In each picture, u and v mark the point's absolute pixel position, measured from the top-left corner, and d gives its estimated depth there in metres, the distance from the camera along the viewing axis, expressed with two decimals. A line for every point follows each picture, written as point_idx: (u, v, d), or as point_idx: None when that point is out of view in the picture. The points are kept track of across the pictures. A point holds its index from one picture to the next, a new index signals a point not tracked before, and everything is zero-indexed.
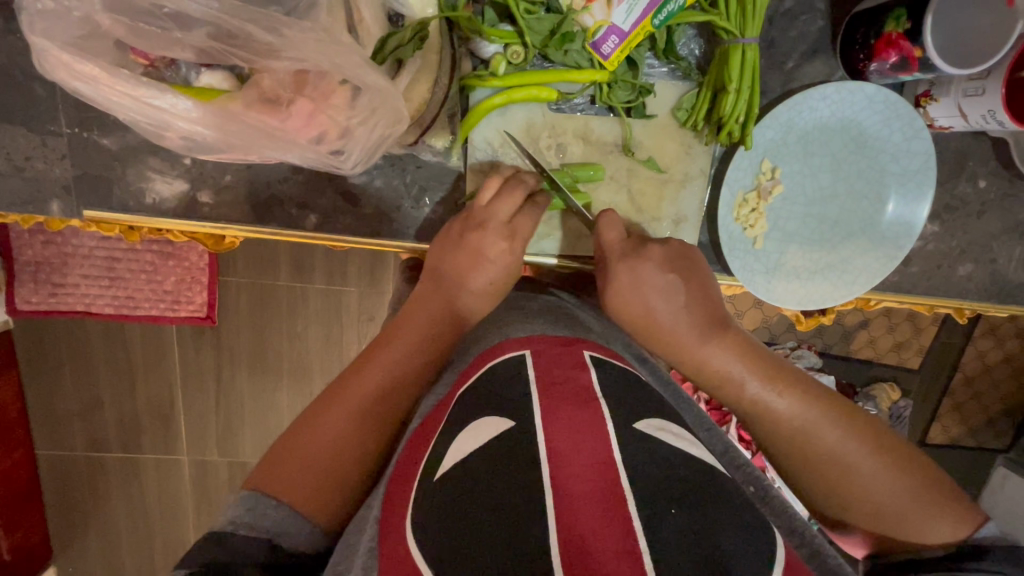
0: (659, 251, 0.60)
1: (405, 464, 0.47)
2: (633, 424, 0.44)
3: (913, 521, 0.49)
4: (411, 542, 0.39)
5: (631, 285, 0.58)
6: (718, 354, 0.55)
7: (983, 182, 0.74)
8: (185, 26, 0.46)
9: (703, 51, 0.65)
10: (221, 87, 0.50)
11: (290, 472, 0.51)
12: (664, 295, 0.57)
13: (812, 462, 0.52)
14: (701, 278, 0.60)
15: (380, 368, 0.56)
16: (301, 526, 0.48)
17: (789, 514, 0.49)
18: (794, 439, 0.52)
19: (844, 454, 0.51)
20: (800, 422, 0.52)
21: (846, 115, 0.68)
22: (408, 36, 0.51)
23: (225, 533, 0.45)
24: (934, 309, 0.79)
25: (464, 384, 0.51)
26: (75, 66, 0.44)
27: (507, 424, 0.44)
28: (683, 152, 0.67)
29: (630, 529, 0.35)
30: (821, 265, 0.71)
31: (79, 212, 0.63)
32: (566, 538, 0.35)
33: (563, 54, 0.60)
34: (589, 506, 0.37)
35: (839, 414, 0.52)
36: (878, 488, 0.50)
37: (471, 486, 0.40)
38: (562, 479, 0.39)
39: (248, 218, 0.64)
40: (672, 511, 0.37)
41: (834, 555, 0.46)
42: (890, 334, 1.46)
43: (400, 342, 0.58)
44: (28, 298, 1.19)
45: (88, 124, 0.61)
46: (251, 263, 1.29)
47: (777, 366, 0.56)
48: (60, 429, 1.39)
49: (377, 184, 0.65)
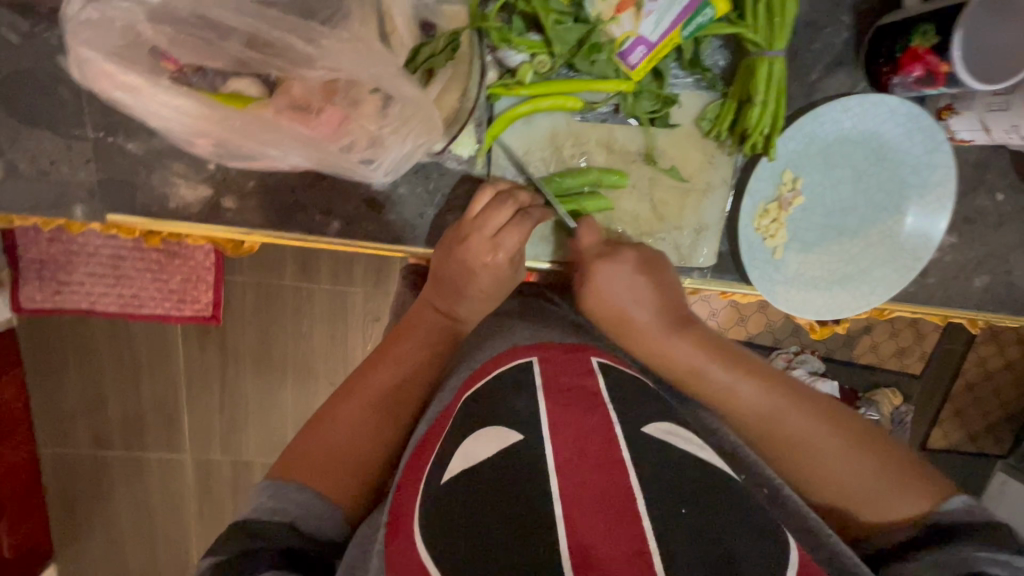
0: (632, 253, 0.60)
1: (413, 467, 0.47)
2: (641, 428, 0.44)
3: (878, 498, 0.49)
4: (421, 546, 0.39)
5: (603, 283, 0.59)
6: (682, 343, 0.55)
7: (1001, 195, 0.74)
8: (222, 35, 0.45)
9: (729, 62, 0.65)
10: (252, 94, 0.48)
11: (304, 464, 0.50)
12: (629, 291, 0.58)
13: (774, 445, 0.52)
14: (664, 274, 0.60)
15: (396, 366, 0.57)
16: (313, 523, 0.46)
17: (804, 514, 0.47)
18: (758, 425, 0.53)
19: (806, 435, 0.51)
20: (761, 406, 0.53)
21: (869, 127, 0.68)
22: (441, 46, 0.52)
23: (248, 521, 0.44)
24: (948, 319, 0.80)
25: (478, 383, 0.51)
26: (119, 76, 0.44)
27: (518, 438, 0.43)
28: (706, 162, 0.67)
29: (641, 532, 0.37)
30: (838, 276, 0.72)
31: (103, 216, 0.63)
32: (577, 545, 0.36)
33: (591, 64, 0.59)
34: (600, 512, 0.38)
35: (799, 399, 0.52)
36: (842, 468, 0.50)
37: (498, 488, 0.40)
38: (571, 486, 0.39)
39: (270, 224, 0.64)
40: (682, 512, 0.38)
41: (852, 557, 0.44)
42: (893, 340, 1.47)
43: (415, 344, 0.58)
44: (35, 296, 1.22)
45: (113, 129, 0.60)
46: (260, 264, 1.28)
47: (737, 354, 0.55)
48: (65, 429, 1.38)
49: (400, 192, 0.65)
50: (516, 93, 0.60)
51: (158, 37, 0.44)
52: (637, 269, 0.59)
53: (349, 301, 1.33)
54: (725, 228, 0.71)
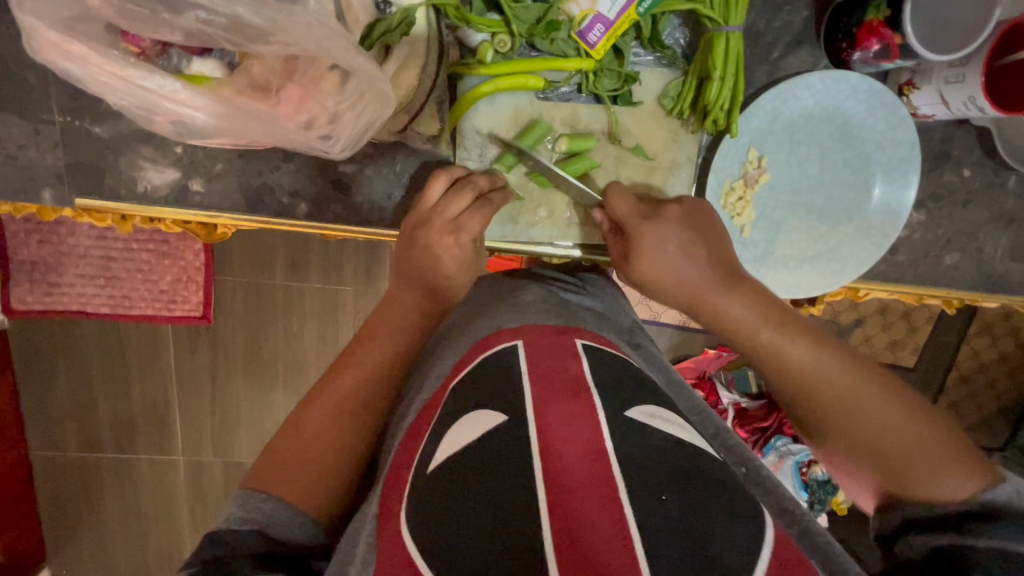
0: (676, 210, 0.61)
1: (404, 455, 0.47)
2: (624, 412, 0.44)
3: (934, 465, 0.47)
4: (406, 538, 0.39)
5: (653, 242, 0.59)
6: (732, 300, 0.57)
7: (968, 171, 0.74)
8: (174, 9, 0.46)
9: (690, 40, 0.65)
10: (213, 76, 0.50)
11: (283, 470, 0.51)
12: (678, 251, 0.59)
13: (816, 400, 0.53)
14: (717, 237, 0.61)
15: (366, 362, 0.58)
16: (291, 520, 0.49)
17: (779, 495, 0.50)
18: (803, 380, 0.53)
19: (853, 393, 0.51)
20: (810, 364, 0.53)
21: (831, 104, 0.68)
22: (395, 23, 0.53)
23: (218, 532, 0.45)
24: (923, 300, 0.80)
25: (465, 367, 0.52)
26: (63, 45, 0.45)
27: (501, 420, 0.43)
28: (670, 139, 0.68)
29: (621, 517, 0.36)
30: (809, 254, 0.72)
31: (72, 200, 0.63)
32: (561, 533, 0.35)
33: (550, 42, 0.60)
34: (583, 498, 0.37)
35: (847, 359, 0.53)
36: (890, 428, 0.50)
37: (474, 472, 0.40)
38: (553, 472, 0.39)
39: (239, 207, 0.65)
40: (663, 498, 0.37)
41: (824, 534, 0.46)
42: (884, 333, 1.48)
43: (384, 339, 0.59)
44: (24, 298, 1.20)
45: (80, 113, 0.61)
46: (247, 261, 1.29)
47: (788, 316, 0.56)
48: (54, 428, 1.39)
49: (367, 173, 0.66)
50: (477, 72, 0.61)
51: (105, 8, 0.45)
52: (687, 235, 0.60)
53: (339, 300, 1.33)
54: None
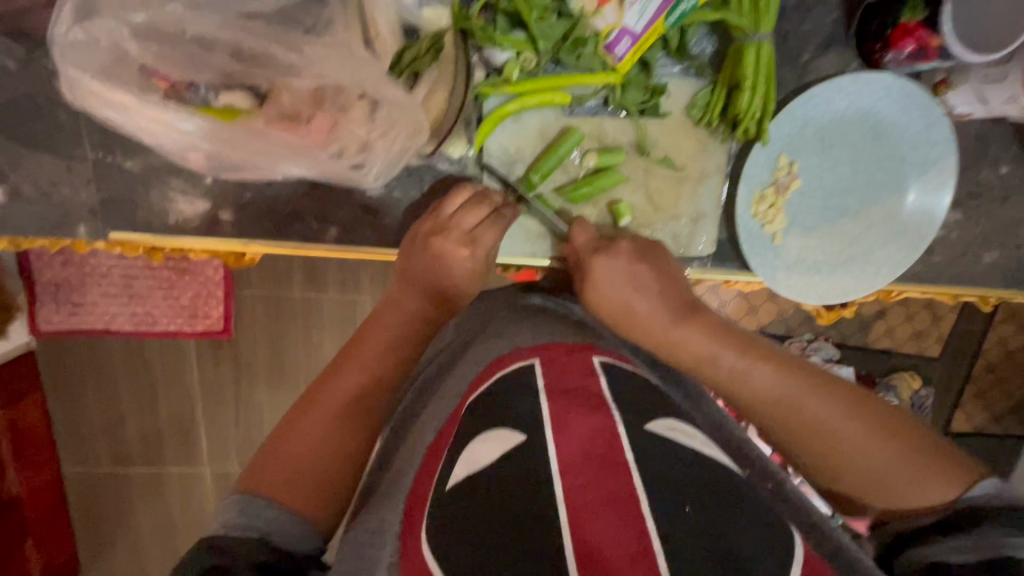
0: (626, 243, 0.59)
1: (425, 470, 0.47)
2: (646, 426, 0.43)
3: (906, 481, 0.47)
4: (429, 557, 0.39)
5: (603, 274, 0.58)
6: (689, 332, 0.54)
7: (1006, 167, 0.72)
8: (207, 49, 0.46)
9: (717, 48, 0.64)
10: (242, 108, 0.48)
11: (275, 477, 0.48)
12: (630, 281, 0.57)
13: (789, 429, 0.51)
14: (666, 265, 0.60)
15: (365, 362, 0.57)
16: (294, 529, 0.46)
17: (806, 512, 0.50)
18: (771, 410, 0.51)
19: (820, 417, 0.49)
20: (774, 390, 0.51)
21: (863, 107, 0.67)
22: (422, 49, 0.53)
23: (216, 539, 0.43)
24: (960, 298, 0.78)
25: (483, 386, 0.50)
26: (106, 93, 0.45)
27: (521, 439, 0.42)
28: (699, 150, 0.67)
29: (643, 530, 0.36)
30: (843, 259, 0.71)
31: (105, 234, 0.64)
32: (582, 550, 0.35)
33: (576, 58, 0.59)
34: (602, 512, 0.37)
35: (817, 383, 0.51)
36: (865, 453, 0.48)
37: (507, 493, 0.39)
38: (574, 491, 0.38)
39: (268, 234, 0.65)
40: (687, 510, 0.37)
41: (856, 552, 0.45)
42: (908, 324, 1.45)
43: (384, 339, 0.58)
44: (50, 319, 1.24)
45: (111, 148, 0.62)
46: (267, 276, 1.30)
47: (748, 341, 0.54)
48: (88, 447, 1.41)
49: (395, 195, 0.66)
50: (502, 91, 0.61)
51: (144, 55, 0.45)
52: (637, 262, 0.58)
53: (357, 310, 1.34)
54: (722, 216, 0.70)
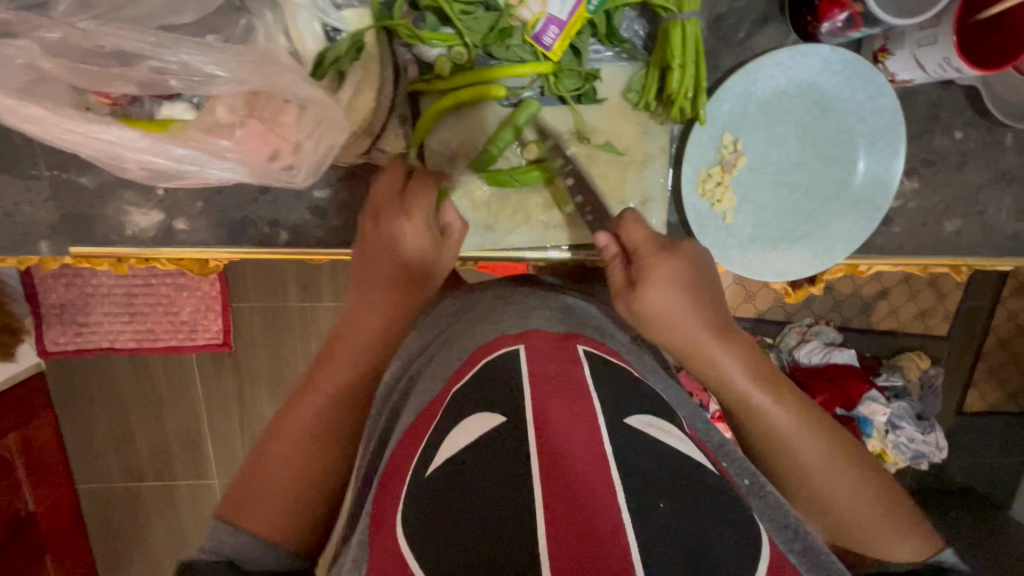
0: (690, 248, 0.56)
1: (399, 456, 0.46)
2: (625, 419, 0.43)
3: (883, 538, 0.50)
4: (401, 535, 0.39)
5: (667, 280, 0.53)
6: (727, 356, 0.52)
7: (960, 133, 0.71)
8: (127, 62, 0.48)
9: (649, 31, 0.65)
10: (182, 117, 0.53)
11: (251, 501, 0.50)
12: (692, 293, 0.53)
13: (791, 467, 0.51)
14: (718, 288, 0.57)
15: (326, 389, 0.55)
16: (263, 553, 0.48)
17: (783, 511, 0.47)
18: (783, 450, 0.51)
19: (823, 464, 0.51)
20: (790, 432, 0.51)
21: (805, 80, 0.67)
22: (345, 48, 0.54)
23: (192, 562, 0.46)
24: (929, 269, 0.77)
25: (466, 375, 0.48)
26: (21, 109, 0.47)
27: (501, 420, 0.42)
28: (641, 133, 0.67)
29: (619, 522, 0.36)
30: (798, 234, 0.71)
31: (67, 249, 0.66)
32: (555, 533, 0.35)
33: (506, 49, 0.61)
34: (579, 500, 0.37)
35: (826, 427, 0.52)
36: (857, 504, 0.50)
37: (453, 477, 0.40)
38: (552, 476, 0.38)
39: (224, 240, 0.67)
40: (661, 505, 0.37)
41: (827, 553, 0.45)
42: (913, 302, 1.42)
43: (344, 361, 0.55)
44: (56, 340, 1.25)
45: (65, 166, 0.64)
46: (260, 285, 1.31)
47: (777, 375, 0.54)
48: (97, 462, 1.45)
49: (343, 196, 0.67)
50: (433, 87, 0.62)
51: (58, 69, 0.47)
52: (687, 282, 0.54)
53: None
54: (670, 199, 0.70)
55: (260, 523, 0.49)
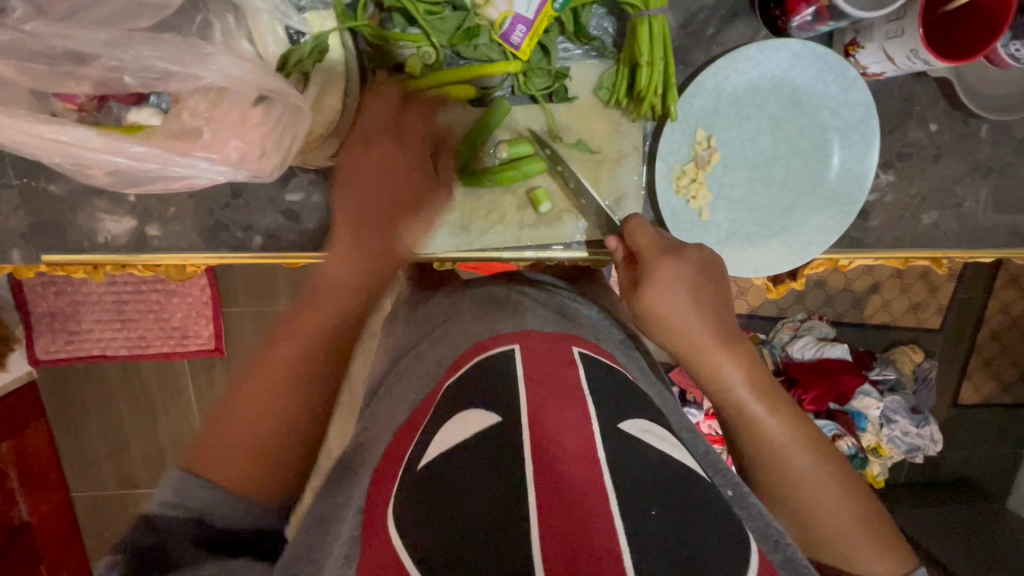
0: (694, 255, 0.56)
1: (389, 456, 0.46)
2: (619, 425, 0.43)
3: (870, 558, 0.48)
4: (393, 536, 0.38)
5: (672, 282, 0.54)
6: (730, 364, 0.52)
7: (934, 125, 0.71)
8: (80, 61, 0.47)
9: (618, 28, 0.64)
10: (150, 123, 0.52)
11: (220, 450, 0.47)
12: (695, 299, 0.53)
13: (778, 477, 0.50)
14: (721, 295, 0.56)
15: (309, 334, 0.51)
16: (231, 506, 0.45)
17: (765, 522, 0.47)
18: (775, 458, 0.50)
19: (815, 477, 0.49)
20: (783, 441, 0.50)
21: (777, 75, 0.66)
22: (307, 51, 0.53)
23: (154, 517, 0.42)
24: (909, 262, 0.77)
25: (465, 367, 0.49)
26: None
27: (495, 420, 0.42)
28: (613, 131, 0.67)
29: (612, 528, 0.35)
30: (774, 229, 0.70)
31: (40, 258, 0.66)
32: (549, 540, 0.34)
33: (473, 49, 0.61)
34: (575, 505, 0.36)
35: (821, 446, 0.51)
36: (849, 525, 0.49)
37: (443, 480, 0.39)
38: (547, 480, 0.37)
39: (198, 246, 0.67)
40: (653, 513, 0.37)
41: (808, 564, 0.45)
42: (905, 296, 1.42)
43: (330, 307, 0.52)
44: (48, 348, 1.25)
45: (35, 174, 0.64)
46: (252, 290, 1.31)
47: (777, 389, 0.53)
48: (88, 471, 1.44)
49: (315, 199, 0.67)
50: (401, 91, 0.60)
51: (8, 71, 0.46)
52: (694, 288, 0.54)
53: None
54: (646, 196, 0.69)
55: (232, 473, 0.46)
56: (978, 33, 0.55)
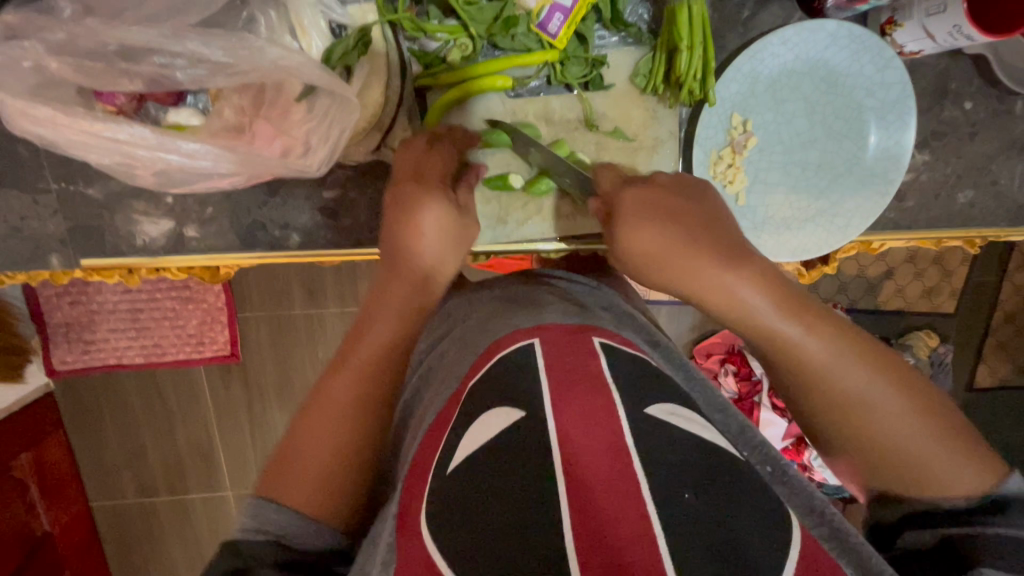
0: (659, 180, 0.55)
1: (424, 453, 0.45)
2: (646, 409, 0.42)
3: (939, 469, 0.44)
4: (425, 533, 0.38)
5: (640, 213, 0.52)
6: (744, 284, 0.47)
7: (969, 103, 0.71)
8: (130, 58, 0.47)
9: (653, 14, 0.64)
10: (190, 123, 0.53)
11: (286, 479, 0.48)
12: (670, 226, 0.50)
13: (833, 397, 0.46)
14: (715, 214, 0.52)
15: (363, 356, 0.52)
16: (307, 530, 0.47)
17: (808, 495, 0.48)
18: (817, 380, 0.46)
19: (866, 393, 0.45)
20: (824, 359, 0.46)
21: (812, 57, 0.66)
22: (352, 43, 0.53)
23: (240, 541, 0.45)
24: (942, 242, 0.77)
25: (484, 366, 0.48)
26: (32, 112, 0.47)
27: (518, 415, 0.42)
28: (649, 118, 0.67)
29: (644, 515, 0.35)
30: (811, 212, 0.70)
31: (78, 262, 0.66)
32: (580, 529, 0.34)
33: (511, 39, 0.60)
34: (607, 493, 0.36)
35: (868, 356, 0.46)
36: (911, 440, 0.45)
37: (482, 471, 0.39)
38: (576, 472, 0.37)
39: (235, 246, 0.67)
40: (687, 496, 0.37)
41: (856, 535, 0.44)
42: (918, 281, 1.41)
43: (375, 336, 0.52)
44: (65, 358, 1.25)
45: (73, 177, 0.63)
46: (266, 294, 1.31)
47: (809, 303, 0.48)
48: (110, 479, 1.44)
49: (350, 196, 0.66)
50: (437, 83, 0.61)
51: (63, 68, 0.46)
52: (667, 209, 0.52)
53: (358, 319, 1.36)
54: None
55: (302, 499, 0.47)
56: (987, 8, 0.57)
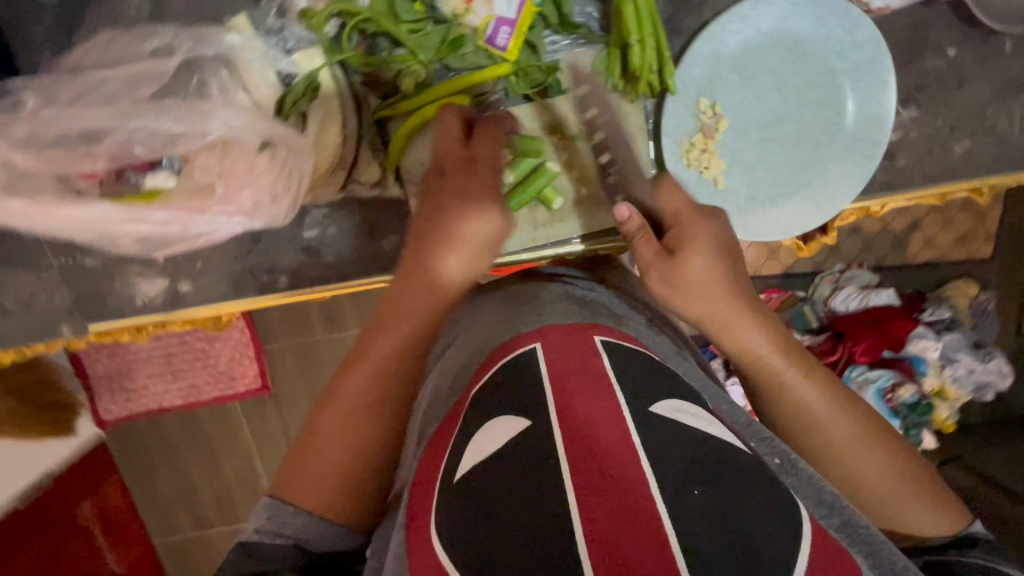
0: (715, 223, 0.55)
1: (427, 466, 0.45)
2: (651, 407, 0.41)
3: (913, 511, 0.46)
4: (438, 546, 0.37)
5: (691, 249, 0.52)
6: (757, 331, 0.50)
7: (952, 50, 0.67)
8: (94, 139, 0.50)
9: (602, 11, 0.64)
10: (166, 186, 0.52)
11: (302, 478, 0.49)
12: (716, 266, 0.52)
13: (819, 437, 0.48)
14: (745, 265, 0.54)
15: (377, 358, 0.52)
16: (322, 529, 0.48)
17: (818, 487, 0.44)
18: (805, 422, 0.48)
19: (846, 435, 0.47)
20: (814, 403, 0.48)
21: (774, 28, 0.64)
22: (301, 89, 0.55)
23: (252, 543, 0.46)
24: (946, 196, 0.73)
25: (490, 368, 0.47)
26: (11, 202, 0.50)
27: (525, 424, 0.41)
28: (614, 115, 0.65)
29: (657, 516, 0.33)
30: (795, 186, 0.68)
31: (86, 328, 0.69)
32: (592, 533, 0.33)
33: (461, 59, 0.61)
34: (616, 495, 0.34)
35: (859, 407, 0.49)
36: (890, 482, 0.46)
37: (484, 484, 0.38)
38: (582, 475, 0.36)
39: (228, 294, 0.69)
40: (698, 492, 0.35)
41: (866, 525, 0.43)
42: (949, 229, 1.34)
43: (391, 330, 0.52)
44: (111, 408, 1.32)
45: (71, 250, 0.67)
46: (288, 324, 1.34)
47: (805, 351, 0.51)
48: (169, 516, 1.47)
49: (330, 233, 0.67)
50: (395, 113, 0.61)
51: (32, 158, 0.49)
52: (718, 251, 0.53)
53: None
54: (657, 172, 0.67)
55: (315, 500, 0.48)
56: None
